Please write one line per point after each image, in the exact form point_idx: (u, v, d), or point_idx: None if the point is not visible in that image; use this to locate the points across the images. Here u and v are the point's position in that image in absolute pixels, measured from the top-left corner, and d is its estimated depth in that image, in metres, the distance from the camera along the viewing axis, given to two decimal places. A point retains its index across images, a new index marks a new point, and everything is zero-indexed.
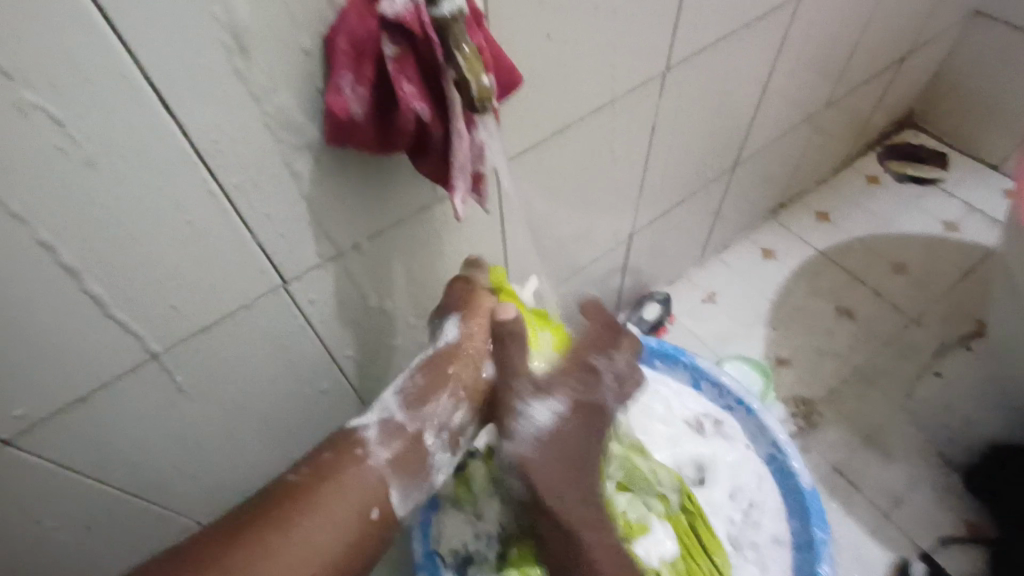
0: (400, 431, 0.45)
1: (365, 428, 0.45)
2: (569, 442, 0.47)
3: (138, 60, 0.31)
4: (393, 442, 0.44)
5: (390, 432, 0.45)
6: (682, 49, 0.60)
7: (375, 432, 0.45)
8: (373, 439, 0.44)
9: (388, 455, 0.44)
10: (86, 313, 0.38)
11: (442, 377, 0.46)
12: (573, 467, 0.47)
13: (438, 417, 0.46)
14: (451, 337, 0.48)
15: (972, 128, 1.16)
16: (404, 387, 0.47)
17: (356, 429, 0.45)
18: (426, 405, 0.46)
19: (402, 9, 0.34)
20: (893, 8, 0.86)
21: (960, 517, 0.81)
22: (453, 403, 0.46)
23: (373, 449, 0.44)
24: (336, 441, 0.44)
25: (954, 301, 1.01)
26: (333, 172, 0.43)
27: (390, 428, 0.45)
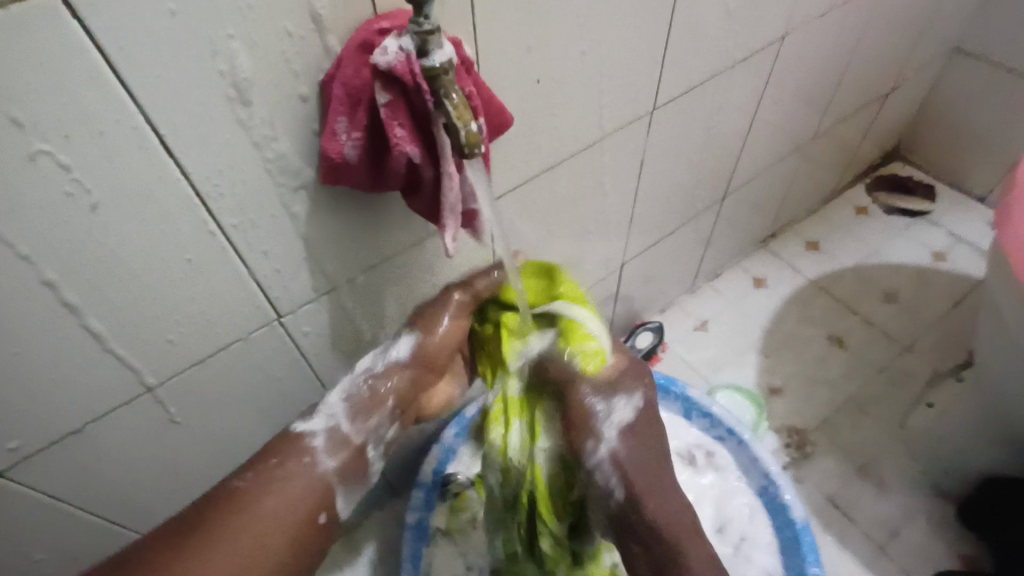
0: (345, 441, 0.49)
1: (313, 436, 0.48)
2: (648, 438, 0.48)
3: (146, 115, 0.34)
4: (339, 452, 0.48)
5: (337, 442, 0.49)
6: (667, 91, 0.64)
7: (322, 441, 0.48)
8: (321, 448, 0.48)
9: (335, 464, 0.48)
10: (88, 346, 0.42)
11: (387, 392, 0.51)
12: (655, 463, 0.47)
13: (378, 428, 0.51)
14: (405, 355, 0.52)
15: (961, 160, 1.19)
16: (351, 397, 0.50)
17: (304, 435, 0.48)
18: (368, 419, 0.50)
19: (395, 59, 0.36)
20: (876, 46, 0.89)
21: (955, 551, 0.82)
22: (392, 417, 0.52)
23: (321, 457, 0.48)
24: (281, 449, 0.47)
25: (943, 330, 1.03)
26: (328, 212, 0.47)
27: (336, 438, 0.49)
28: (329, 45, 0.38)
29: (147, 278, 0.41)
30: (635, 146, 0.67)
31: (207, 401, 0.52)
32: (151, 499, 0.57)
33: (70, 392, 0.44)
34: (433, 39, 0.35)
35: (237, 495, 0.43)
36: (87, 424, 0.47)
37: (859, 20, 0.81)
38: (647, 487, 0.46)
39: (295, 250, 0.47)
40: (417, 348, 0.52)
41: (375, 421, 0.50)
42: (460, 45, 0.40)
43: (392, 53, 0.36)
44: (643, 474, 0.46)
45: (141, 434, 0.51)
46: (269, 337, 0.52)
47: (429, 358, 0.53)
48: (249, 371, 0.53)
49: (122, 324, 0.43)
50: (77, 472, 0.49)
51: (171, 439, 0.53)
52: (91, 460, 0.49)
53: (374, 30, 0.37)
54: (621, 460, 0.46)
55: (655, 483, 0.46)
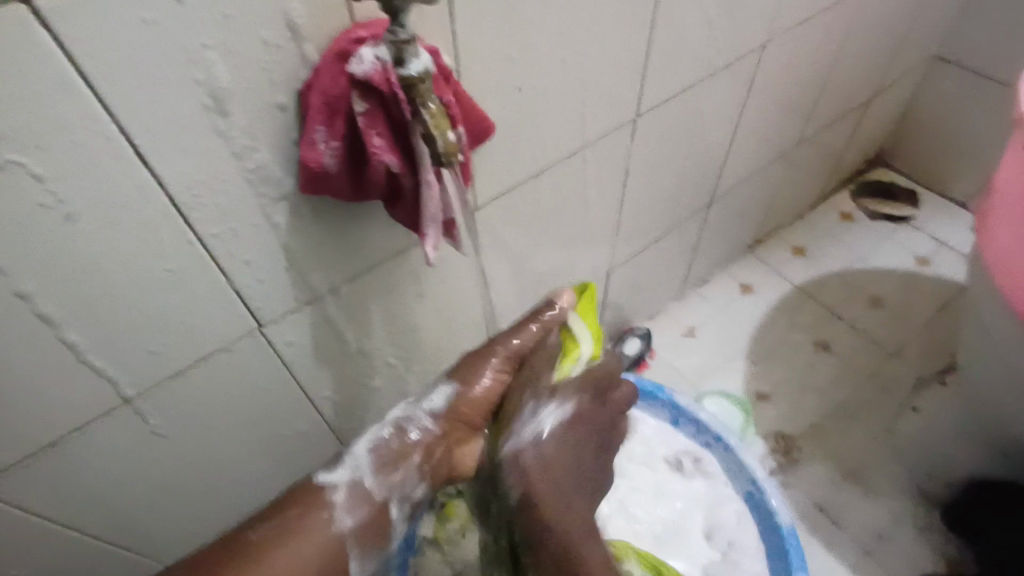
0: (366, 497, 0.52)
1: (335, 489, 0.51)
2: (572, 444, 0.47)
3: (121, 124, 0.34)
4: (359, 508, 0.52)
5: (358, 496, 0.52)
6: (650, 99, 0.64)
7: (343, 494, 0.52)
8: (341, 503, 0.51)
9: (353, 521, 0.51)
10: (64, 358, 0.42)
11: (413, 447, 0.53)
12: (572, 472, 0.47)
13: (402, 484, 0.54)
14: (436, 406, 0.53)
15: (943, 166, 1.21)
16: (377, 449, 0.53)
17: (325, 487, 0.51)
18: (391, 474, 0.53)
19: (371, 68, 0.36)
20: (857, 54, 0.90)
21: (942, 555, 0.83)
22: (417, 475, 0.54)
23: (340, 513, 0.51)
24: (303, 501, 0.51)
25: (928, 335, 1.04)
26: (309, 222, 0.46)
27: (357, 493, 0.52)
28: (307, 53, 0.38)
29: (124, 288, 0.41)
30: (618, 154, 0.67)
31: (188, 412, 0.52)
32: (133, 513, 0.56)
33: (46, 404, 0.43)
34: (409, 48, 0.35)
35: (253, 547, 0.47)
36: (64, 437, 0.46)
37: (839, 28, 0.82)
38: (563, 490, 0.46)
39: (276, 260, 0.47)
40: (448, 404, 0.53)
41: (397, 477, 0.53)
42: (437, 54, 0.40)
43: (368, 62, 0.36)
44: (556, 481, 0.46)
45: (121, 447, 0.50)
46: (250, 347, 0.51)
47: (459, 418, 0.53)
48: (231, 381, 0.53)
49: (100, 335, 0.42)
50: (54, 486, 0.49)
51: (152, 452, 0.52)
52: (69, 473, 0.49)
53: (352, 39, 0.37)
54: (532, 473, 0.45)
55: (564, 495, 0.46)
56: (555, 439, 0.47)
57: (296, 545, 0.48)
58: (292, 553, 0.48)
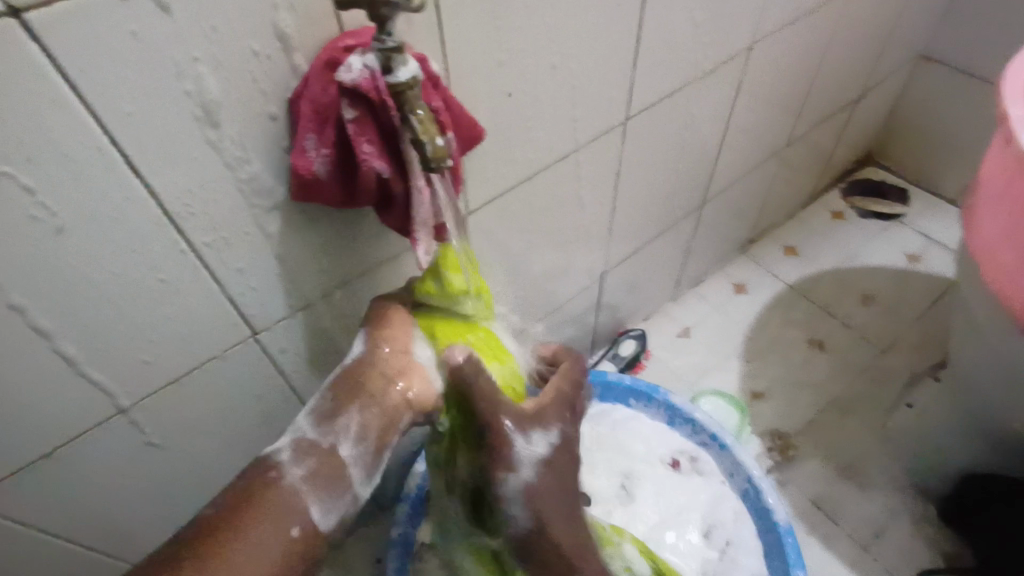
0: (312, 447, 0.41)
1: (277, 451, 0.41)
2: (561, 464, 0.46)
3: (112, 135, 0.34)
4: (307, 460, 0.40)
5: (303, 450, 0.41)
6: (641, 102, 0.65)
7: (288, 453, 0.41)
8: (286, 460, 0.40)
9: (304, 472, 0.40)
10: (57, 369, 0.42)
11: (347, 392, 0.42)
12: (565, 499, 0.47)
13: (349, 431, 0.41)
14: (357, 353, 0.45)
15: (933, 163, 1.22)
16: (313, 406, 0.43)
17: (267, 456, 0.41)
18: (337, 419, 0.42)
19: (360, 76, 0.37)
20: (844, 54, 0.91)
21: (939, 549, 0.83)
22: (360, 417, 0.42)
23: (286, 468, 0.40)
24: (246, 469, 0.40)
25: (920, 330, 1.05)
26: (302, 229, 0.47)
27: (303, 446, 0.41)
28: (296, 63, 0.38)
29: (117, 298, 0.41)
30: (610, 157, 0.68)
31: (184, 422, 0.52)
32: (132, 522, 0.56)
33: (42, 416, 0.43)
34: (397, 55, 0.36)
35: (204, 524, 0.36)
36: (58, 448, 0.46)
37: (824, 29, 0.83)
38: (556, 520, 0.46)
39: (268, 268, 0.47)
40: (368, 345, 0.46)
41: (337, 419, 0.41)
42: (425, 61, 0.40)
43: (356, 70, 0.37)
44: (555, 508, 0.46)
45: (117, 457, 0.50)
46: (245, 355, 0.51)
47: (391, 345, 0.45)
48: (225, 390, 0.53)
49: (95, 347, 0.42)
50: (52, 498, 0.49)
51: (147, 463, 0.52)
52: (65, 485, 0.49)
53: (340, 48, 0.38)
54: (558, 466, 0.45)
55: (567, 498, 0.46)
56: (544, 484, 0.45)
57: (252, 507, 0.37)
58: (253, 518, 0.37)
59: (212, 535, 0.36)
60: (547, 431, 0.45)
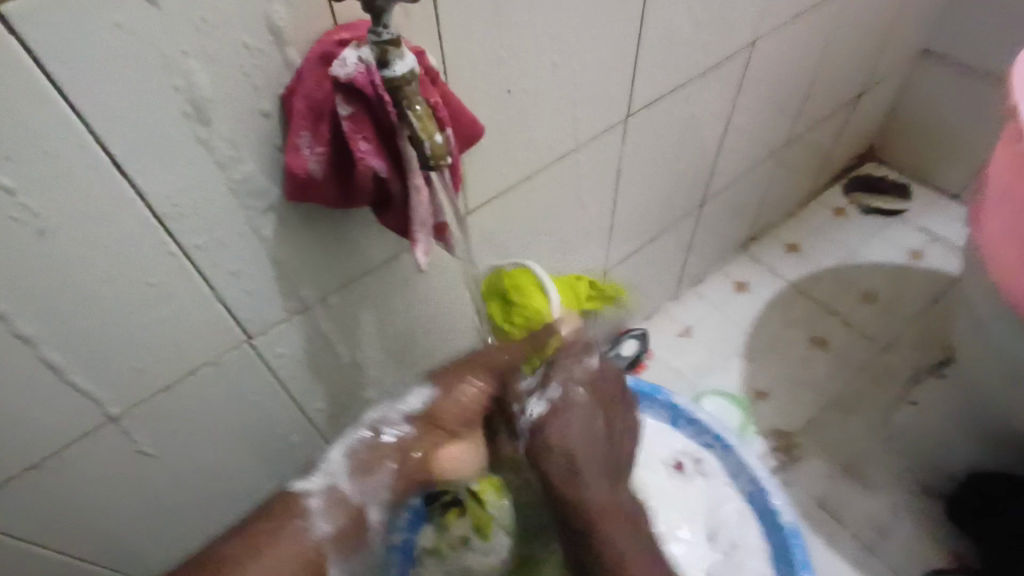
0: (342, 502, 0.51)
1: (309, 495, 0.50)
2: (574, 421, 0.47)
3: (97, 132, 0.33)
4: (334, 513, 0.51)
5: (334, 502, 0.51)
6: (642, 98, 0.63)
7: (319, 500, 0.50)
8: (316, 510, 0.50)
9: (329, 528, 0.50)
10: (42, 376, 0.40)
11: (388, 454, 0.54)
12: (595, 451, 0.47)
13: (378, 486, 0.53)
14: (410, 407, 0.54)
15: (933, 159, 1.21)
16: (352, 456, 0.53)
17: (300, 495, 0.50)
18: (368, 477, 0.53)
19: (355, 70, 0.35)
20: (845, 50, 0.90)
21: (945, 549, 0.82)
22: (391, 475, 0.54)
23: (315, 521, 0.50)
24: (278, 505, 0.49)
25: (923, 327, 1.04)
26: (298, 230, 0.45)
27: (333, 499, 0.51)
28: (290, 58, 0.37)
29: (105, 303, 0.40)
30: (610, 156, 0.66)
31: (178, 430, 0.51)
32: (125, 532, 0.55)
33: (29, 426, 0.42)
34: (394, 48, 0.34)
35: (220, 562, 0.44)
36: (46, 458, 0.44)
37: (826, 24, 0.81)
38: (585, 468, 0.46)
39: (263, 271, 0.46)
40: (424, 408, 0.54)
41: (375, 477, 0.53)
42: (423, 56, 0.39)
43: (351, 64, 0.35)
44: (584, 460, 0.46)
45: (108, 467, 0.49)
46: (239, 360, 0.50)
47: (434, 422, 0.54)
48: (220, 397, 0.51)
49: (83, 353, 0.41)
50: (41, 509, 0.47)
51: (139, 472, 0.51)
52: (55, 496, 0.47)
53: (334, 41, 0.36)
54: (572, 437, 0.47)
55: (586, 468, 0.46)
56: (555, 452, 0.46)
57: (269, 553, 0.46)
58: (266, 557, 0.46)
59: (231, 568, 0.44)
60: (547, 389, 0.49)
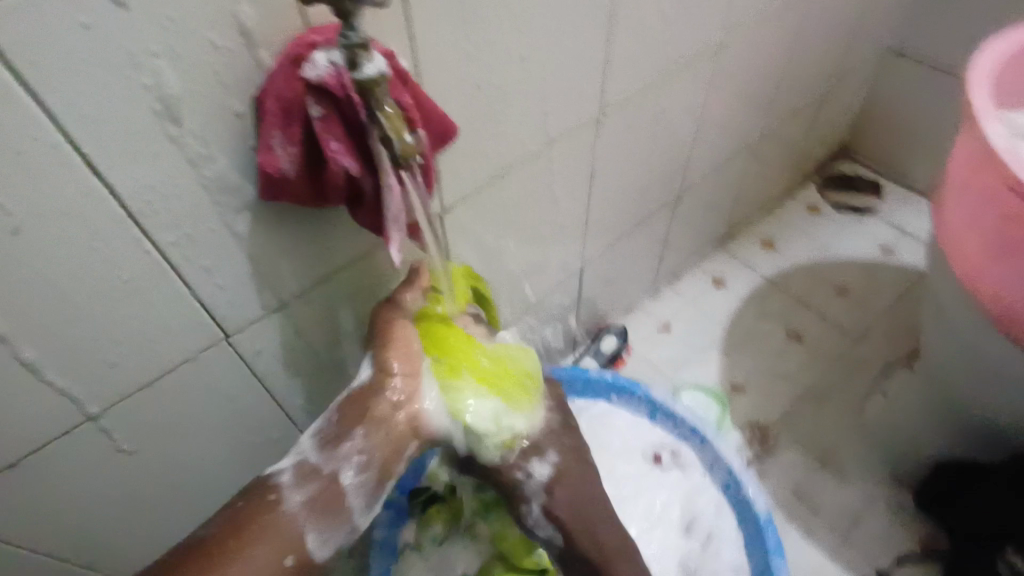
0: (315, 472, 0.46)
1: (280, 473, 0.47)
2: (568, 477, 0.53)
3: (67, 131, 0.34)
4: (307, 484, 0.46)
5: (305, 474, 0.46)
6: (612, 97, 0.65)
7: (290, 476, 0.46)
8: (289, 483, 0.46)
9: (303, 498, 0.45)
10: (16, 374, 0.41)
11: (354, 417, 0.47)
12: (591, 500, 0.53)
13: (350, 455, 0.46)
14: (364, 378, 0.50)
15: (902, 156, 1.24)
16: (320, 430, 0.48)
17: (272, 475, 0.47)
18: (338, 447, 0.47)
19: (326, 73, 0.36)
20: (814, 48, 0.93)
21: (914, 535, 0.85)
22: (361, 444, 0.47)
23: (287, 493, 0.45)
24: (251, 490, 0.46)
25: (893, 319, 1.07)
26: (273, 228, 0.46)
27: (304, 471, 0.47)
28: (261, 59, 0.38)
29: (79, 300, 0.40)
30: (583, 153, 0.68)
31: (155, 426, 0.51)
32: (104, 530, 0.55)
33: (3, 424, 0.42)
34: (364, 51, 0.35)
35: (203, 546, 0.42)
36: (22, 456, 0.45)
37: (793, 23, 0.83)
38: (583, 522, 0.52)
39: (237, 268, 0.46)
40: (375, 370, 0.50)
41: (344, 445, 0.46)
42: (393, 58, 0.40)
43: (322, 67, 0.36)
44: (590, 511, 0.53)
45: (85, 464, 0.49)
46: (217, 357, 0.51)
47: (393, 374, 0.49)
48: (198, 394, 0.52)
49: (57, 351, 0.41)
50: (19, 507, 0.48)
51: (117, 470, 0.51)
52: (31, 494, 0.47)
53: (306, 43, 0.37)
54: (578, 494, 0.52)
55: (590, 519, 0.52)
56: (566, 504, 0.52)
57: (242, 532, 0.43)
58: (245, 537, 0.43)
59: (206, 554, 0.42)
60: (544, 455, 0.53)
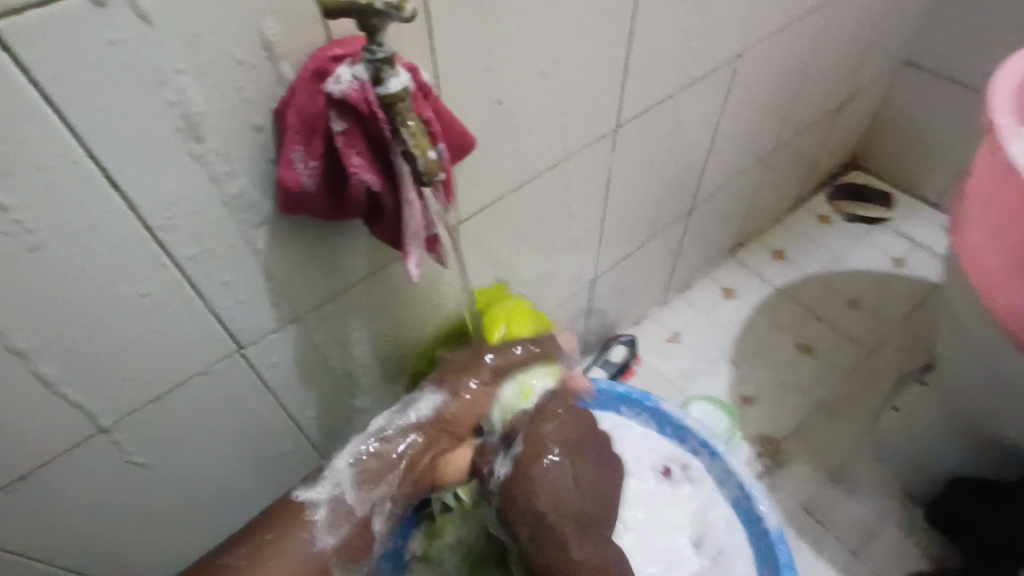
0: (348, 514, 0.49)
1: (314, 506, 0.49)
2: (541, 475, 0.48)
3: (90, 147, 0.33)
4: (339, 526, 0.49)
5: (339, 515, 0.49)
6: (631, 108, 0.64)
7: (324, 513, 0.49)
8: (322, 522, 0.49)
9: (334, 540, 0.49)
10: (32, 390, 0.40)
11: (398, 465, 0.50)
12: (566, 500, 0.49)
13: (385, 501, 0.50)
14: (421, 416, 0.52)
15: (914, 167, 1.23)
16: (359, 467, 0.50)
17: (305, 506, 0.49)
18: (374, 490, 0.50)
19: (349, 87, 0.36)
20: (831, 58, 0.92)
21: (927, 553, 0.84)
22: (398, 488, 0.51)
23: (320, 533, 0.48)
24: (284, 522, 0.48)
25: (905, 333, 1.06)
26: (292, 242, 0.45)
27: (339, 510, 0.49)
28: (283, 72, 0.37)
29: (95, 316, 0.39)
30: (599, 164, 0.67)
31: (168, 440, 0.50)
32: (116, 543, 0.54)
33: (17, 438, 0.41)
34: (388, 67, 0.34)
35: None
36: (34, 471, 0.44)
37: (811, 35, 0.83)
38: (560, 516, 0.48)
39: (254, 282, 0.46)
40: (435, 413, 0.52)
41: (382, 492, 0.50)
42: (416, 71, 0.39)
43: (345, 81, 0.35)
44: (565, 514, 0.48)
45: (98, 478, 0.48)
46: (231, 370, 0.50)
47: (448, 427, 0.52)
48: (212, 407, 0.51)
49: (72, 365, 0.41)
50: (29, 521, 0.47)
51: (129, 484, 0.51)
52: (42, 509, 0.47)
53: (328, 57, 0.36)
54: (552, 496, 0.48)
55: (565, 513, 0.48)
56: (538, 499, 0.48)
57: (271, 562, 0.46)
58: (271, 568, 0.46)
59: None
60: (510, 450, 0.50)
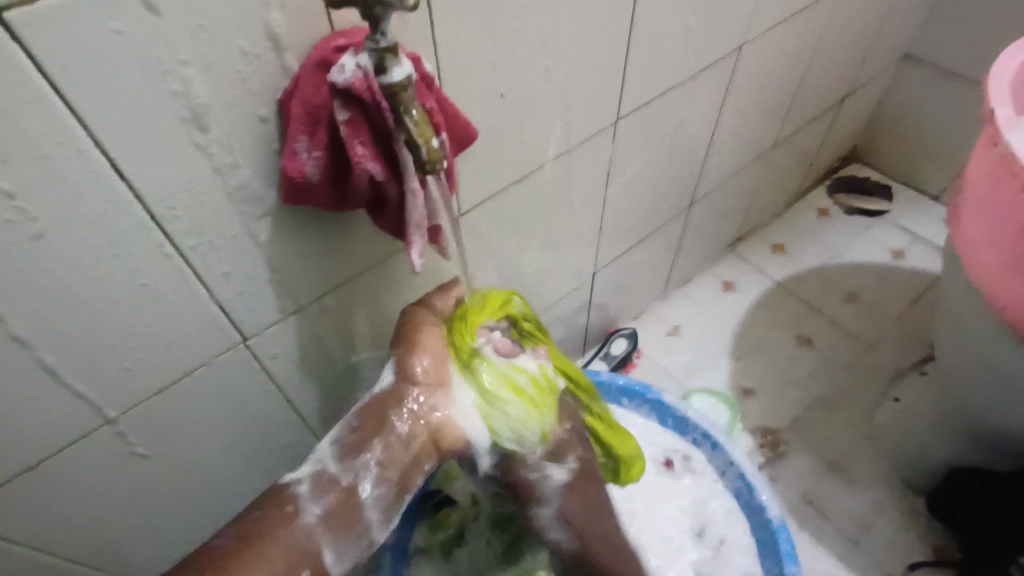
0: (332, 483, 0.44)
1: (298, 482, 0.44)
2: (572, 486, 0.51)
3: (95, 137, 0.33)
4: (325, 495, 0.44)
5: (323, 486, 0.44)
6: (633, 101, 0.64)
7: (307, 486, 0.44)
8: (306, 495, 0.44)
9: (320, 511, 0.43)
10: (37, 379, 0.40)
11: (376, 428, 0.46)
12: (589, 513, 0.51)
13: (370, 468, 0.45)
14: (385, 384, 0.49)
15: (914, 162, 1.24)
16: (339, 439, 0.46)
17: (289, 484, 0.45)
18: (358, 457, 0.45)
19: (353, 76, 0.36)
20: (832, 53, 0.92)
21: (926, 543, 0.85)
22: (382, 450, 0.45)
23: (305, 505, 0.43)
24: (267, 500, 0.44)
25: (906, 326, 1.06)
26: (294, 233, 0.46)
27: (321, 482, 0.44)
28: (286, 63, 0.37)
29: (99, 305, 0.40)
30: (601, 157, 0.67)
31: (172, 430, 0.51)
32: (118, 533, 0.54)
33: (23, 427, 0.42)
34: (391, 56, 0.35)
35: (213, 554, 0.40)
36: (38, 460, 0.44)
37: (812, 29, 0.83)
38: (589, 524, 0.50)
39: (257, 273, 0.46)
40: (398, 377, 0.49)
41: (364, 456, 0.45)
42: (419, 62, 0.39)
43: (349, 70, 0.35)
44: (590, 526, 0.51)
45: (101, 468, 0.49)
46: (235, 361, 0.50)
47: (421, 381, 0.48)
48: (215, 398, 0.51)
49: (77, 355, 0.41)
50: (34, 510, 0.47)
51: (133, 473, 0.51)
52: (47, 498, 0.47)
53: (332, 47, 0.37)
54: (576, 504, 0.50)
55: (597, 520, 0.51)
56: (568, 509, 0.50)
57: (253, 543, 0.41)
58: (255, 549, 0.40)
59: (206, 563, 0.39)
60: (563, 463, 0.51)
